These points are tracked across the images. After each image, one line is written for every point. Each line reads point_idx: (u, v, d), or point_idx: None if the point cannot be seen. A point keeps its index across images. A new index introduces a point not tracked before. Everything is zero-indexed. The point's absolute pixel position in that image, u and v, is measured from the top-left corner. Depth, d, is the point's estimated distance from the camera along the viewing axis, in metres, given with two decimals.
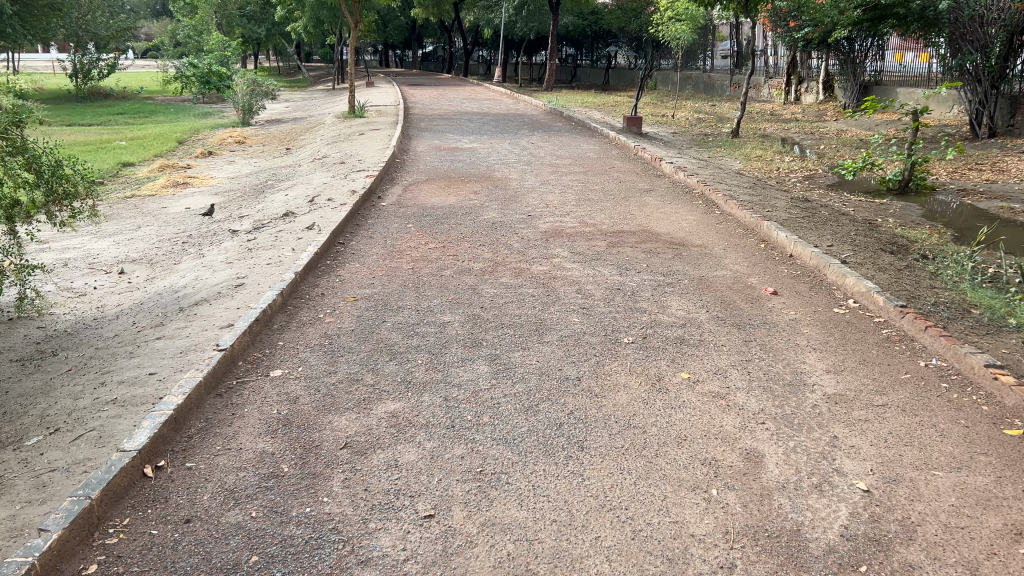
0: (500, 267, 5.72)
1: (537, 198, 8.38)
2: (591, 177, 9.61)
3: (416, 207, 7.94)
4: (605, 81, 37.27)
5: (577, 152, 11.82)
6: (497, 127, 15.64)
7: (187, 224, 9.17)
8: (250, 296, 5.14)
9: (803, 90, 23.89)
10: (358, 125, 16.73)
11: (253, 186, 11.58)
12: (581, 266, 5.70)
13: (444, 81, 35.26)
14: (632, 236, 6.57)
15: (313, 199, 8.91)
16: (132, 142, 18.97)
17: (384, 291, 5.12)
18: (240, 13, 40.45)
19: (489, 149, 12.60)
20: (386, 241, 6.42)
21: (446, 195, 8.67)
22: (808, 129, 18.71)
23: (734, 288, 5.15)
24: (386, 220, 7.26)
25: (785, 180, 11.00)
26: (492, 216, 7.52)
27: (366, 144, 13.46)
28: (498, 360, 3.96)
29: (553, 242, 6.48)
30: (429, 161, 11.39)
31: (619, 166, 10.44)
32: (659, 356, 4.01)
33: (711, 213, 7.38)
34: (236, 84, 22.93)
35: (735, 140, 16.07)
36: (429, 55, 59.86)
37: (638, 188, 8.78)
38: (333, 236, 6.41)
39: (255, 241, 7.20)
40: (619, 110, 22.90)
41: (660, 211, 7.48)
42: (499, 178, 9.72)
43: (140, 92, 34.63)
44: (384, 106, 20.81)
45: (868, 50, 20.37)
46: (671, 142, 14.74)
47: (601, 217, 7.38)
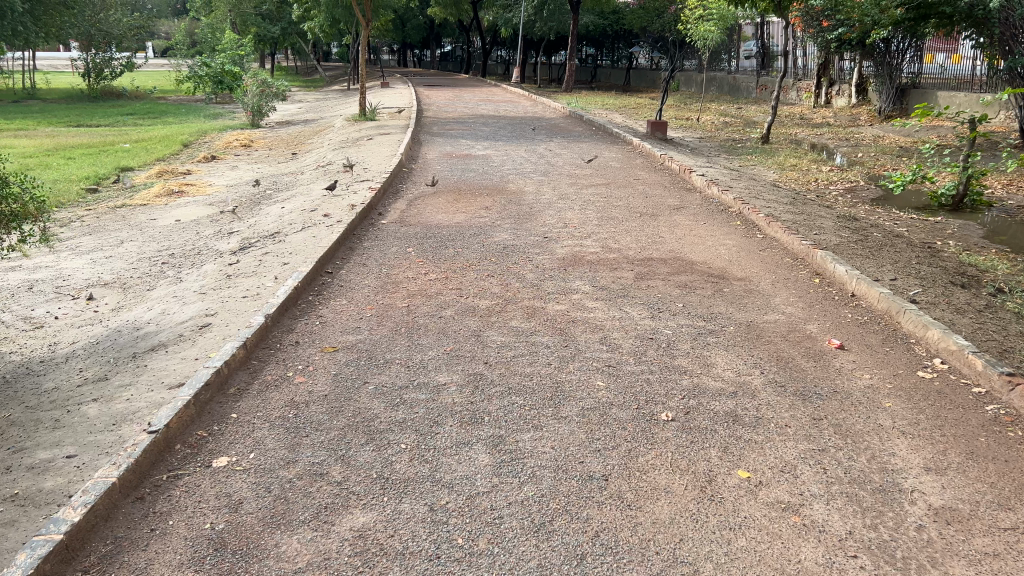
0: (511, 306, 4.89)
1: (554, 216, 7.56)
2: (614, 191, 8.78)
3: (420, 226, 7.13)
4: (626, 82, 36.38)
5: (599, 161, 10.99)
6: (514, 132, 14.83)
7: (172, 240, 8.40)
8: (212, 343, 4.34)
9: (834, 93, 22.97)
10: (368, 129, 15.96)
11: (251, 195, 10.83)
12: (605, 304, 4.87)
13: (462, 82, 34.54)
14: (663, 265, 5.73)
15: (309, 215, 8.12)
16: (136, 145, 18.32)
17: (372, 338, 4.31)
18: (256, 12, 39.89)
19: (504, 157, 11.79)
20: (381, 271, 5.61)
21: (454, 211, 7.85)
22: (842, 135, 17.73)
23: (789, 340, 4.29)
24: (385, 242, 6.45)
25: (825, 194, 10.10)
26: (503, 238, 6.70)
27: (373, 150, 12.71)
28: (503, 445, 3.13)
29: (573, 271, 5.65)
30: (439, 170, 10.60)
31: (644, 178, 9.60)
32: (707, 443, 3.16)
33: (751, 237, 6.52)
34: (246, 85, 22.27)
35: (766, 147, 15.16)
36: (447, 56, 59.16)
37: (667, 205, 7.94)
38: (320, 264, 5.60)
39: (238, 266, 6.41)
40: (642, 113, 22.04)
41: (693, 234, 6.63)
42: (514, 191, 8.89)
43: (153, 91, 34.12)
44: (397, 108, 20.06)
45: (904, 52, 19.53)
46: (698, 149, 13.87)
47: (626, 240, 6.54)
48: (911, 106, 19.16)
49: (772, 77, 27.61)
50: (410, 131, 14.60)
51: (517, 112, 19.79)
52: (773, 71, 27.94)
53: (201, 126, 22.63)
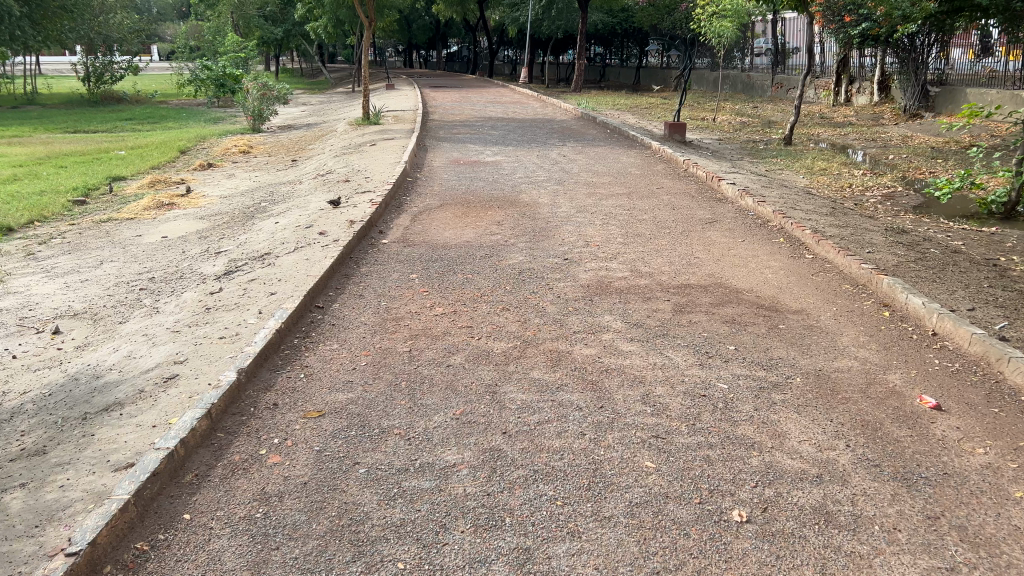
0: (531, 350, 4.14)
1: (573, 232, 6.82)
2: (636, 203, 8.05)
3: (426, 246, 6.39)
4: (636, 81, 35.60)
5: (617, 167, 10.26)
6: (526, 135, 14.09)
7: (155, 261, 7.70)
8: (175, 404, 3.61)
9: (854, 90, 22.15)
10: (371, 134, 15.26)
11: (244, 208, 10.13)
12: (643, 347, 4.13)
13: (468, 83, 33.78)
14: (703, 295, 5.00)
15: (303, 232, 7.39)
16: (132, 152, 17.68)
17: (365, 398, 3.57)
18: (259, 13, 39.27)
19: (515, 163, 11.07)
20: (379, 304, 4.87)
21: (462, 228, 7.11)
22: (868, 135, 16.93)
23: (873, 397, 3.53)
24: (387, 266, 5.72)
25: (863, 201, 9.34)
26: (519, 260, 5.96)
27: (376, 157, 12.00)
28: (532, 565, 2.40)
29: (600, 303, 4.91)
30: (445, 179, 9.88)
31: (668, 187, 8.86)
32: (797, 560, 2.42)
33: (799, 258, 5.76)
34: (247, 88, 21.61)
35: (790, 149, 14.39)
36: (453, 55, 58.48)
37: (696, 218, 7.20)
38: (310, 297, 4.87)
39: (220, 296, 5.69)
40: (656, 113, 21.31)
41: (731, 255, 5.88)
42: (527, 204, 8.16)
43: (155, 95, 33.53)
44: (403, 111, 19.36)
45: (930, 47, 18.68)
46: (719, 152, 13.12)
47: (658, 261, 5.80)
48: (939, 104, 18.39)
49: (789, 75, 26.76)
50: (415, 136, 13.89)
51: (526, 113, 19.06)
52: (789, 68, 27.11)
53: (200, 131, 22.00)
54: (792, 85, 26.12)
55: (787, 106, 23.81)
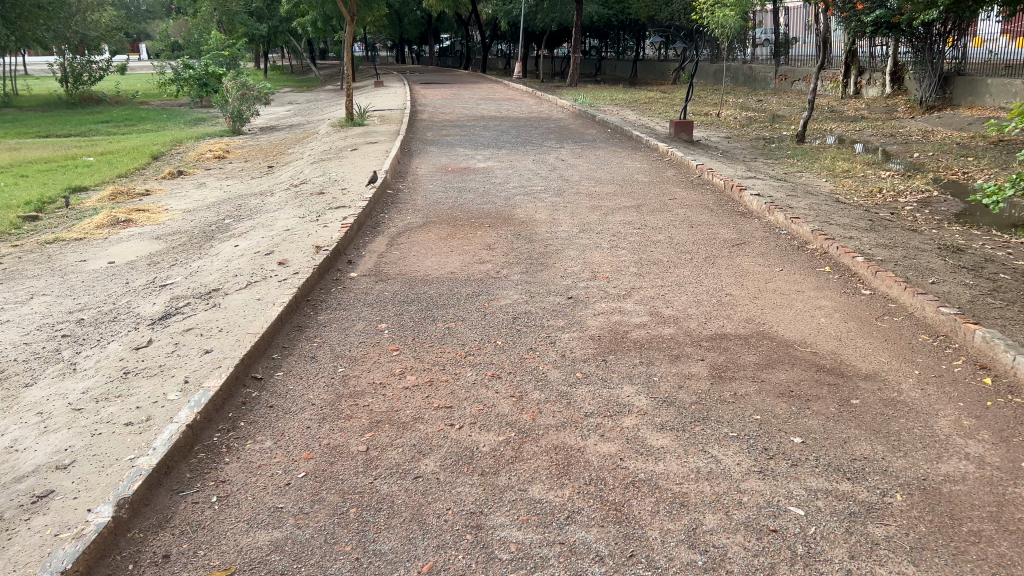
0: (529, 445, 3.10)
1: (577, 259, 5.78)
2: (647, 219, 7.04)
3: (402, 282, 5.35)
4: (633, 75, 34.62)
5: (622, 174, 9.24)
6: (521, 136, 13.06)
7: (90, 296, 6.60)
8: (31, 554, 2.56)
9: (864, 82, 21.20)
10: (354, 136, 14.20)
11: (206, 224, 9.06)
12: (679, 443, 3.08)
13: (461, 79, 32.68)
14: (746, 353, 3.96)
15: (260, 262, 6.33)
16: (100, 159, 16.53)
17: (298, 541, 2.53)
18: (245, 10, 37.93)
19: (509, 170, 10.04)
20: (336, 373, 3.82)
21: (446, 255, 6.09)
22: (885, 130, 15.93)
23: (1012, 529, 2.50)
24: (352, 312, 4.67)
25: (899, 210, 8.35)
26: (515, 298, 4.92)
27: (357, 163, 10.95)
28: None
29: (617, 364, 3.87)
30: (431, 190, 8.86)
31: (682, 197, 7.85)
32: None
33: (853, 295, 4.74)
34: (225, 88, 20.46)
35: (804, 148, 13.39)
36: (445, 49, 57.33)
37: (717, 238, 6.18)
38: (245, 364, 3.81)
39: (144, 352, 4.61)
40: (657, 109, 20.31)
41: (770, 292, 4.85)
42: (522, 221, 7.14)
43: (136, 97, 32.19)
44: (389, 111, 18.31)
45: (948, 34, 17.69)
46: (730, 152, 12.13)
47: (683, 300, 4.77)
48: (957, 95, 17.42)
49: (793, 66, 25.70)
50: (400, 138, 12.84)
51: (521, 111, 18.02)
52: (793, 59, 26.04)
53: (177, 133, 20.84)
54: (796, 77, 25.08)
55: (793, 99, 22.80)
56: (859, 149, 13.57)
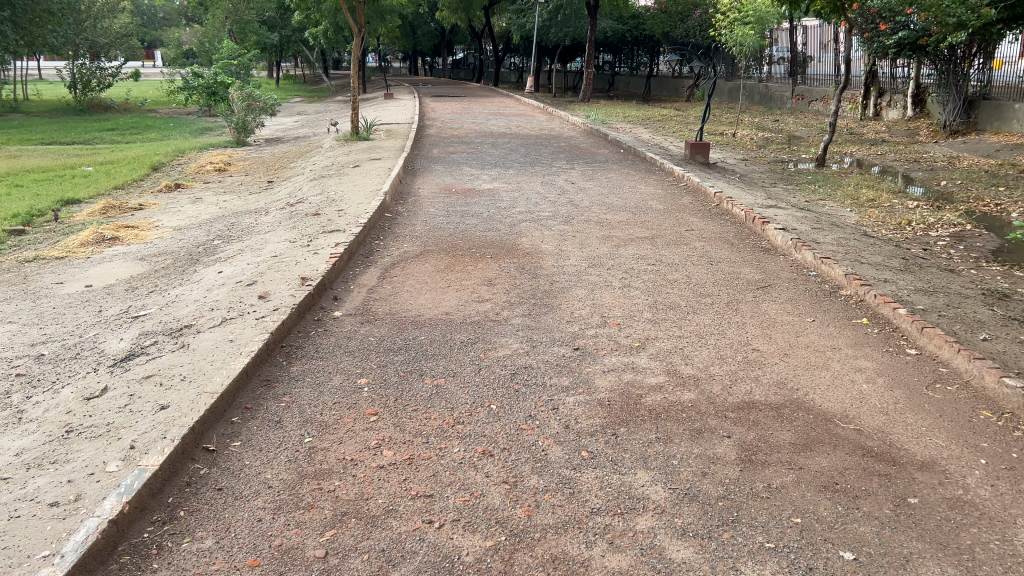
0: (522, 554, 2.55)
1: (585, 300, 5.25)
2: (662, 252, 6.52)
3: (389, 324, 4.82)
4: (646, 91, 34.20)
5: (635, 200, 8.72)
6: (530, 154, 12.57)
7: (56, 326, 6.08)
8: None
9: (884, 104, 20.57)
10: (358, 151, 13.74)
11: (193, 245, 8.56)
12: (704, 557, 2.53)
13: (472, 92, 32.29)
14: (779, 431, 3.42)
15: (239, 295, 5.81)
16: (98, 169, 16.10)
17: None
18: (257, 18, 37.69)
19: (516, 193, 9.54)
20: (301, 445, 3.29)
21: (442, 291, 5.57)
22: (908, 154, 15.37)
23: None
24: (330, 363, 4.14)
25: (933, 246, 7.80)
26: (515, 348, 4.39)
27: (357, 181, 10.46)
28: None
29: (629, 440, 3.32)
30: (432, 213, 8.36)
31: (699, 228, 7.33)
32: None
33: (898, 354, 4.19)
34: (230, 98, 20.07)
35: (823, 173, 12.87)
36: (458, 61, 57.13)
37: (739, 278, 5.64)
38: (197, 433, 3.28)
39: (94, 404, 4.09)
40: (671, 127, 19.82)
41: (803, 349, 4.30)
42: (527, 252, 6.63)
43: (144, 104, 31.87)
44: (395, 125, 17.87)
45: (973, 57, 17.08)
46: (747, 177, 11.62)
47: (704, 356, 4.23)
48: (983, 120, 16.80)
49: (810, 85, 25.19)
50: (404, 155, 12.37)
51: (531, 127, 17.56)
52: (810, 78, 25.48)
53: (181, 144, 20.42)
54: (814, 97, 24.55)
55: (811, 120, 22.27)
56: (881, 175, 13.04)
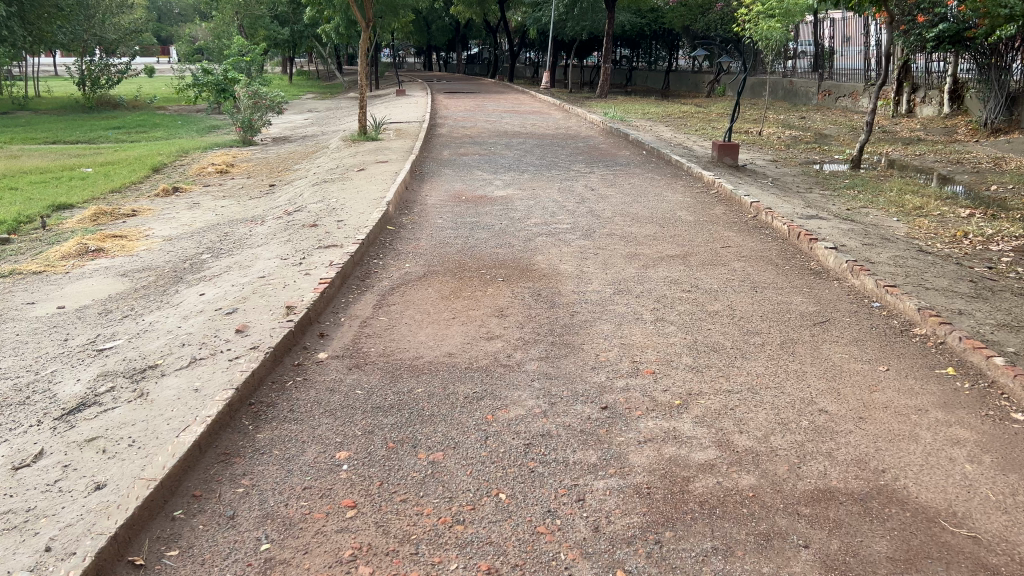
0: None
1: (612, 341, 4.49)
2: (697, 274, 5.76)
3: (381, 371, 4.09)
4: (666, 87, 33.32)
5: (661, 210, 7.96)
6: (546, 156, 11.81)
7: (11, 359, 5.38)
8: None
9: (918, 100, 19.73)
10: (365, 153, 13.03)
11: (181, 259, 7.86)
12: None
13: (487, 88, 31.49)
14: (870, 538, 2.65)
15: (215, 326, 5.09)
16: (97, 171, 15.48)
17: None
18: (269, 13, 37.10)
19: (531, 200, 8.79)
20: (253, 558, 2.57)
21: (446, 325, 4.84)
22: (948, 155, 14.48)
23: None
24: (305, 429, 3.41)
25: (997, 263, 6.99)
26: (531, 406, 3.64)
27: (361, 188, 9.74)
28: None
29: (676, 552, 2.57)
30: (440, 225, 7.63)
31: (736, 245, 6.57)
32: None
33: (1003, 424, 3.39)
34: (237, 96, 19.42)
35: (860, 176, 12.04)
36: (474, 56, 56.38)
37: (789, 311, 4.87)
38: (122, 540, 2.57)
39: (20, 477, 3.38)
40: (693, 125, 19.00)
41: (880, 411, 3.54)
42: (544, 274, 5.89)
43: (154, 101, 31.26)
44: (405, 124, 17.14)
45: (1016, 50, 16.11)
46: (779, 182, 10.82)
47: (761, 421, 3.46)
48: None
49: (837, 80, 24.26)
50: (412, 158, 11.64)
51: (547, 126, 16.81)
52: (837, 73, 24.49)
53: (186, 143, 19.77)
54: (841, 93, 23.62)
55: (839, 117, 21.38)
56: (921, 178, 12.17)
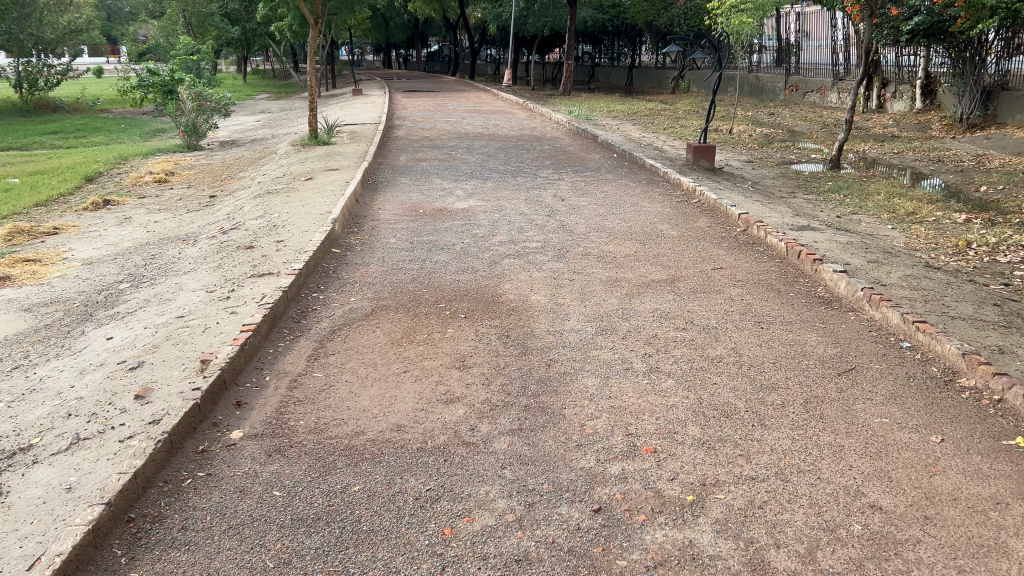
0: None
1: (599, 402, 3.65)
2: (690, 306, 4.97)
3: (309, 458, 3.21)
4: (629, 83, 32.66)
5: (639, 224, 7.20)
6: (510, 161, 10.97)
7: None
8: None
9: (889, 95, 19.29)
10: (314, 159, 12.05)
11: (94, 290, 6.84)
12: None
13: (448, 86, 30.51)
14: None
15: (113, 389, 4.15)
16: (24, 182, 14.26)
17: None
18: (220, 11, 35.68)
19: (495, 213, 7.94)
20: None
21: (394, 383, 3.96)
22: (926, 152, 13.93)
23: None
24: (197, 563, 2.54)
25: (1012, 276, 6.30)
26: (502, 510, 2.79)
27: (305, 201, 8.79)
28: None
29: None
30: (392, 245, 6.73)
31: (729, 267, 5.80)
32: None
33: None
34: (180, 98, 18.26)
35: (841, 178, 11.38)
36: (433, 53, 55.29)
37: (805, 357, 4.09)
38: None
39: None
40: (661, 123, 18.31)
41: (950, 505, 2.76)
42: (513, 308, 5.04)
43: (97, 104, 29.69)
44: (358, 126, 16.17)
45: (992, 44, 15.59)
46: (759, 187, 10.13)
47: (802, 529, 2.66)
48: (1002, 113, 15.26)
49: (804, 75, 23.75)
50: (365, 165, 10.70)
51: (510, 127, 15.96)
52: (803, 68, 23.98)
53: (126, 149, 18.52)
54: (809, 88, 23.11)
55: (809, 112, 20.86)
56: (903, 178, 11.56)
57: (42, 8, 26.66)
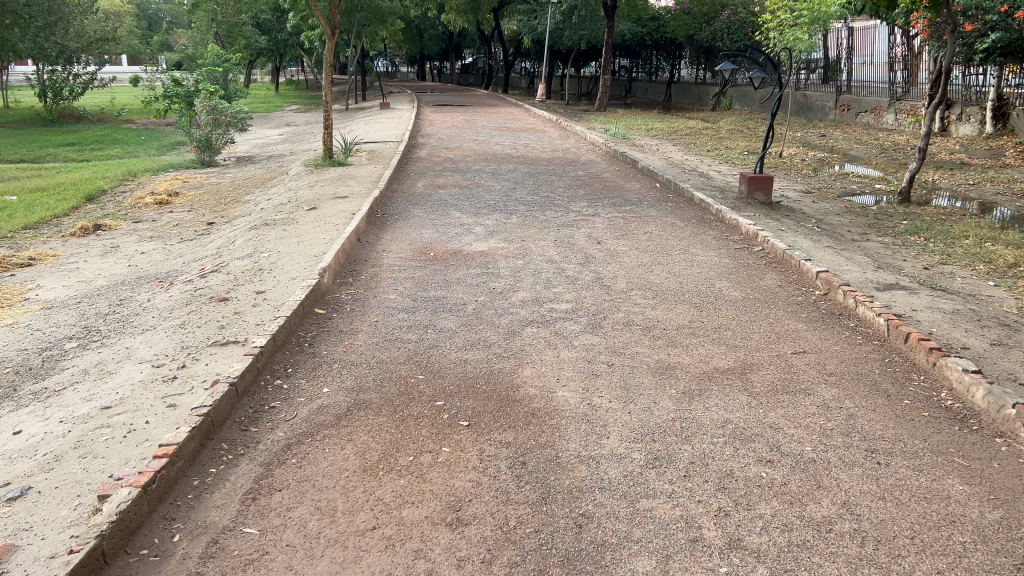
0: None
1: None
2: (773, 420, 3.69)
3: None
4: (667, 99, 31.32)
5: (691, 280, 5.93)
6: (540, 191, 9.75)
7: None
8: None
9: (953, 117, 17.77)
10: (324, 182, 10.93)
11: (33, 349, 5.70)
12: None
13: (480, 100, 29.40)
14: None
15: None
16: (22, 199, 13.33)
17: None
18: (251, 20, 34.97)
19: (519, 258, 6.72)
20: None
21: (353, 554, 2.73)
22: (1005, 184, 12.44)
23: None
24: None
25: None
26: None
27: (301, 237, 7.64)
28: None
29: None
30: (391, 302, 5.54)
31: (816, 352, 4.51)
32: None
33: None
34: (195, 110, 17.28)
35: (914, 214, 10.00)
36: (466, 65, 54.24)
37: (956, 528, 2.80)
38: None
39: None
40: (705, 144, 17.00)
41: None
42: (534, 412, 3.80)
43: (122, 114, 28.96)
44: (378, 144, 15.09)
45: None
46: (823, 226, 8.80)
47: None
48: None
49: (856, 93, 22.23)
50: (377, 192, 9.55)
51: (541, 147, 14.75)
52: (855, 86, 22.46)
53: (138, 164, 17.59)
54: (862, 108, 21.57)
55: (863, 134, 19.40)
56: (961, 206, 10.95)
57: (68, 15, 25.79)
